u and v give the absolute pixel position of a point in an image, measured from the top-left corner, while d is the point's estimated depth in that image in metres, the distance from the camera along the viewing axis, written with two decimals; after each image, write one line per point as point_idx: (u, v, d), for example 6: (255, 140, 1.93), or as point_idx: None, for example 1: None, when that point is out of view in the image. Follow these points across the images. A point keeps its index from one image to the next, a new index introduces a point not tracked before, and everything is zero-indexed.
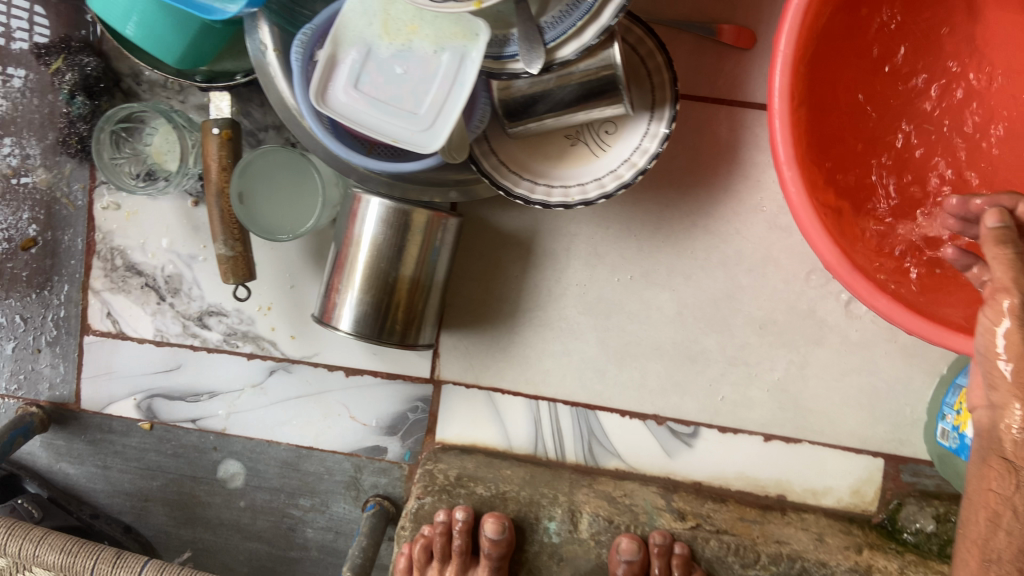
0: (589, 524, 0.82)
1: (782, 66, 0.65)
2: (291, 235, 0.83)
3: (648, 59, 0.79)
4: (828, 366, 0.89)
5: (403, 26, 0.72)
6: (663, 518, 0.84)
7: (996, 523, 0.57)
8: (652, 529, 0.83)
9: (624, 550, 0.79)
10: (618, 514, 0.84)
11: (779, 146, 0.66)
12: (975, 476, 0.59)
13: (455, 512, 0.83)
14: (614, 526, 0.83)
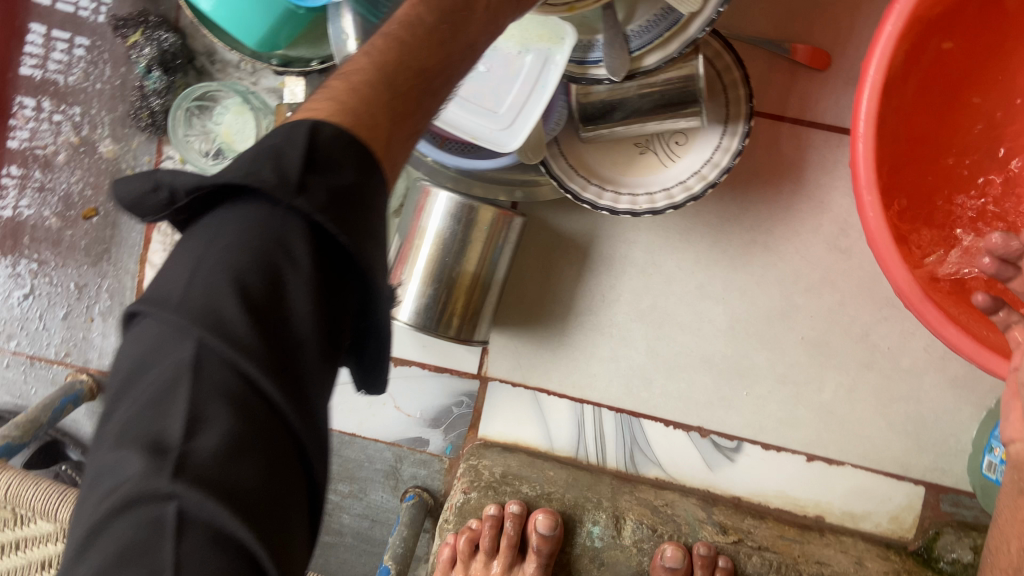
0: (632, 531, 0.84)
1: (869, 93, 0.66)
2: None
3: (725, 74, 0.80)
4: (876, 391, 0.89)
5: None
6: (705, 530, 0.85)
7: None
8: (696, 540, 0.85)
9: (670, 557, 0.81)
10: (661, 523, 0.85)
11: (861, 171, 0.67)
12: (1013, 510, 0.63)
13: (505, 507, 0.86)
14: (658, 535, 0.84)
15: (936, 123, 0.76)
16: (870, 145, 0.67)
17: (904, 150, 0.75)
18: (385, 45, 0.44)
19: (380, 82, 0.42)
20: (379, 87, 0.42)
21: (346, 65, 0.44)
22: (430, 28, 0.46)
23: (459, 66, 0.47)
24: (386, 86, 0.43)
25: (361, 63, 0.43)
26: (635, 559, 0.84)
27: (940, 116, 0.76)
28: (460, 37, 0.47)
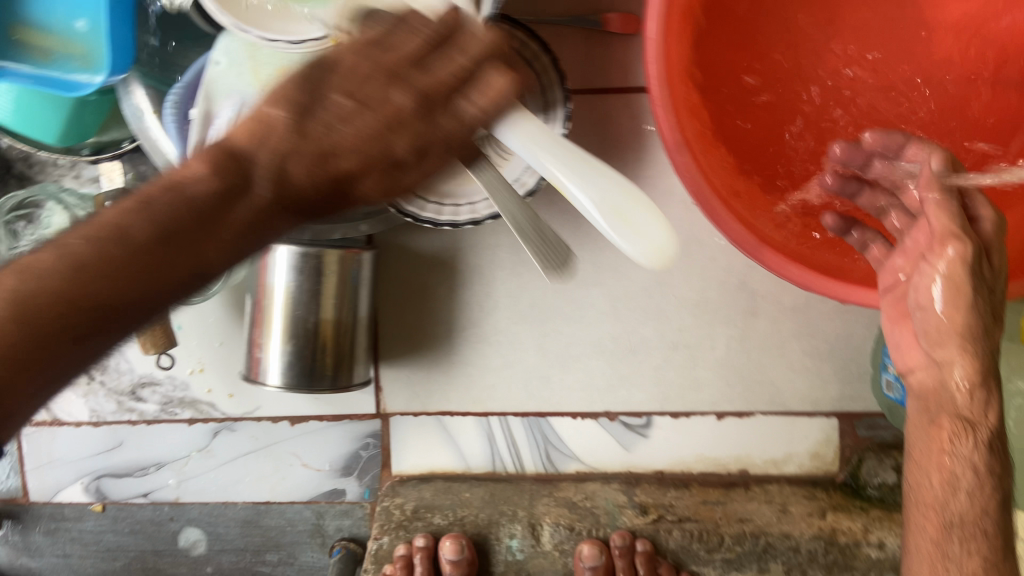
0: (551, 535, 0.90)
1: (653, 50, 0.61)
2: (201, 298, 0.80)
3: (534, 61, 0.78)
4: (768, 336, 0.88)
5: (272, 70, 0.71)
6: (625, 516, 0.91)
7: (955, 486, 0.61)
8: (613, 531, 0.90)
9: (587, 556, 0.87)
10: (578, 520, 0.91)
11: (666, 133, 0.63)
12: (925, 439, 0.63)
13: (414, 542, 0.91)
14: (575, 533, 0.90)
15: (748, 57, 0.72)
16: (671, 110, 0.62)
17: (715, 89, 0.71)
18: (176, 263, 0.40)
19: (47, 317, 0.40)
20: (26, 342, 0.39)
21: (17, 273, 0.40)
22: (136, 249, 0.40)
23: (182, 288, 0.42)
24: (21, 317, 0.39)
25: (53, 256, 0.40)
26: (559, 561, 0.90)
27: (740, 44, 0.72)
28: (188, 260, 0.41)
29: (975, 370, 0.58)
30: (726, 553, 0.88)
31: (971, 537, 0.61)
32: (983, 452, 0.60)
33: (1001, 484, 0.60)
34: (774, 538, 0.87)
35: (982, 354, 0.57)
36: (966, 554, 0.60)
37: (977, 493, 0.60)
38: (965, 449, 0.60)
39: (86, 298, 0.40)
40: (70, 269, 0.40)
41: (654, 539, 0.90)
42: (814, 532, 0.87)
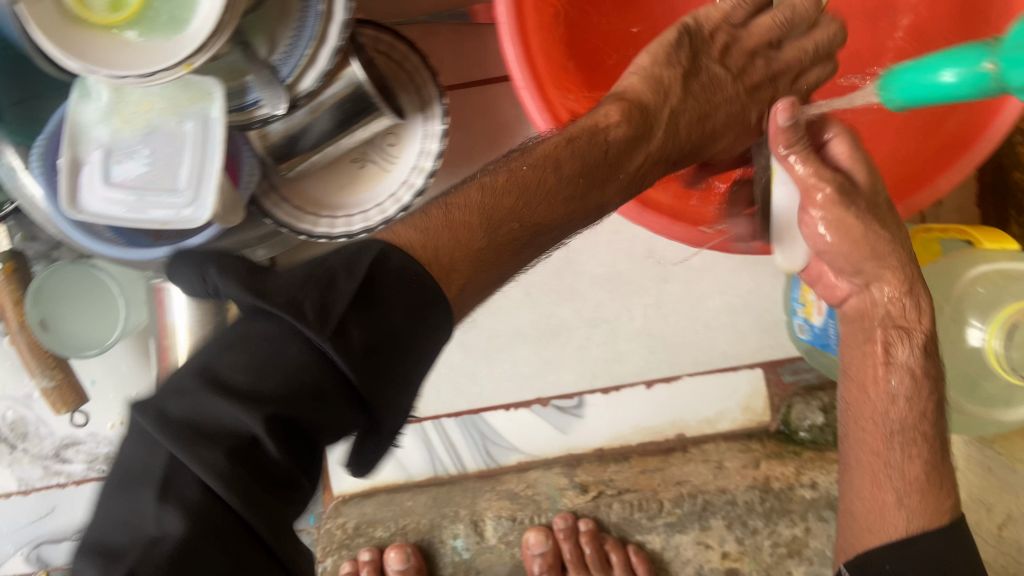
0: (494, 529, 0.90)
1: (510, 38, 0.63)
2: (98, 350, 0.80)
3: (404, 62, 0.77)
4: (682, 298, 0.89)
5: (136, 106, 0.69)
6: (566, 498, 0.91)
7: (895, 393, 0.58)
8: (553, 514, 0.91)
9: (534, 545, 0.89)
10: (520, 509, 0.91)
11: (535, 116, 0.64)
12: (858, 357, 0.60)
13: (360, 557, 0.92)
14: (518, 523, 0.91)
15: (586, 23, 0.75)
16: (536, 96, 0.64)
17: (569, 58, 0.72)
18: (505, 224, 0.54)
19: (488, 236, 0.53)
20: (487, 246, 0.53)
21: (449, 212, 0.54)
22: (576, 167, 0.59)
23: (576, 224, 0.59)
24: (497, 230, 0.54)
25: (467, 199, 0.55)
26: (506, 554, 0.92)
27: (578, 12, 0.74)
28: (589, 199, 0.59)
29: (902, 279, 0.55)
30: (668, 517, 0.88)
31: (912, 442, 0.59)
32: (918, 354, 0.57)
33: (936, 384, 0.58)
34: (711, 495, 0.87)
35: (901, 262, 0.55)
36: (907, 462, 0.59)
37: (915, 397, 0.58)
38: (901, 355, 0.57)
39: (513, 217, 0.55)
40: (534, 188, 0.56)
41: (595, 515, 0.92)
42: (749, 483, 0.87)
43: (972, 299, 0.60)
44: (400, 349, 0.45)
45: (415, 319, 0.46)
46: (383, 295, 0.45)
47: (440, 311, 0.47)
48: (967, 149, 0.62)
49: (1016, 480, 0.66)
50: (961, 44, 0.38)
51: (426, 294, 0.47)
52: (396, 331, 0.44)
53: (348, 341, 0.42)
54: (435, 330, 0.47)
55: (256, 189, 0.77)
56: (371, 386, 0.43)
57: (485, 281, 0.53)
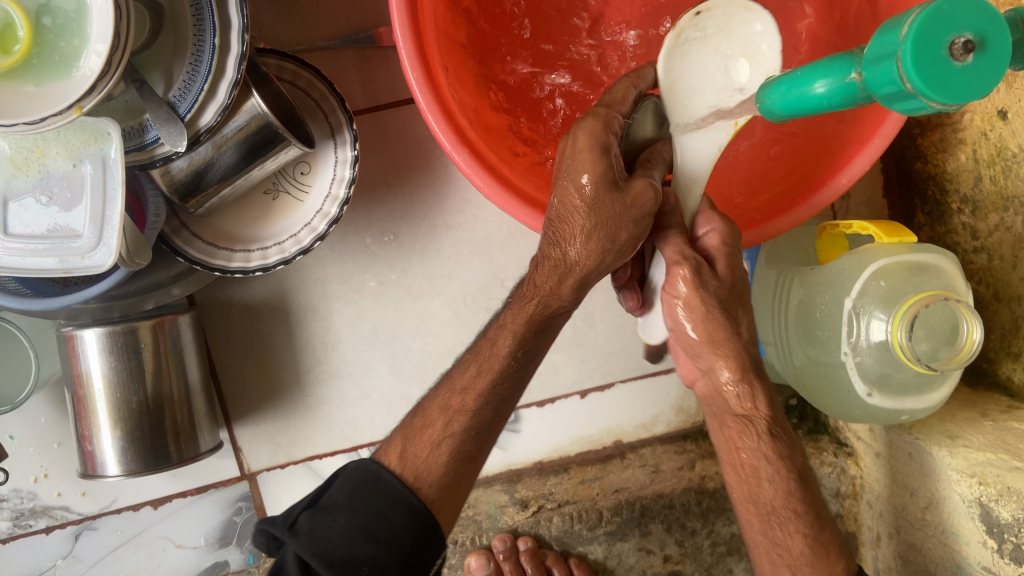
0: None
1: (410, 61, 0.62)
2: (10, 407, 0.76)
3: (311, 90, 0.76)
4: (610, 306, 0.88)
5: (29, 152, 0.67)
6: (507, 514, 0.90)
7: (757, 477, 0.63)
8: (493, 536, 0.92)
9: (475, 569, 0.91)
10: (461, 531, 0.91)
11: (441, 137, 0.64)
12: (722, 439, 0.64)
13: None
14: (460, 545, 0.92)
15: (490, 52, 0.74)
16: (442, 118, 0.63)
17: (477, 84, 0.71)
18: (437, 413, 0.63)
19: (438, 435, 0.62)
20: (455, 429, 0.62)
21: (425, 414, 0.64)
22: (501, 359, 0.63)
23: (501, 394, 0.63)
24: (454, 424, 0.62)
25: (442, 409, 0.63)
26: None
27: (483, 41, 0.73)
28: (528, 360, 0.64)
29: (737, 363, 0.58)
30: (608, 526, 0.89)
31: (789, 519, 0.63)
32: (768, 440, 0.61)
33: (791, 462, 0.62)
34: (648, 500, 0.89)
35: (735, 351, 0.57)
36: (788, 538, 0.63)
37: (776, 478, 0.62)
38: (750, 442, 0.61)
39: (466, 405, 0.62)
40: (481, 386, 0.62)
41: (535, 531, 0.91)
42: (685, 485, 0.89)
43: (873, 293, 0.62)
44: (349, 524, 0.59)
45: (367, 497, 0.60)
46: (335, 491, 0.62)
47: (388, 481, 0.61)
48: (858, 149, 0.63)
49: (932, 463, 0.69)
50: (829, 56, 0.39)
51: (376, 477, 0.62)
52: (344, 512, 0.60)
53: (303, 533, 0.59)
54: (390, 500, 0.60)
55: (165, 227, 0.75)
56: (328, 566, 0.57)
57: (428, 453, 0.62)
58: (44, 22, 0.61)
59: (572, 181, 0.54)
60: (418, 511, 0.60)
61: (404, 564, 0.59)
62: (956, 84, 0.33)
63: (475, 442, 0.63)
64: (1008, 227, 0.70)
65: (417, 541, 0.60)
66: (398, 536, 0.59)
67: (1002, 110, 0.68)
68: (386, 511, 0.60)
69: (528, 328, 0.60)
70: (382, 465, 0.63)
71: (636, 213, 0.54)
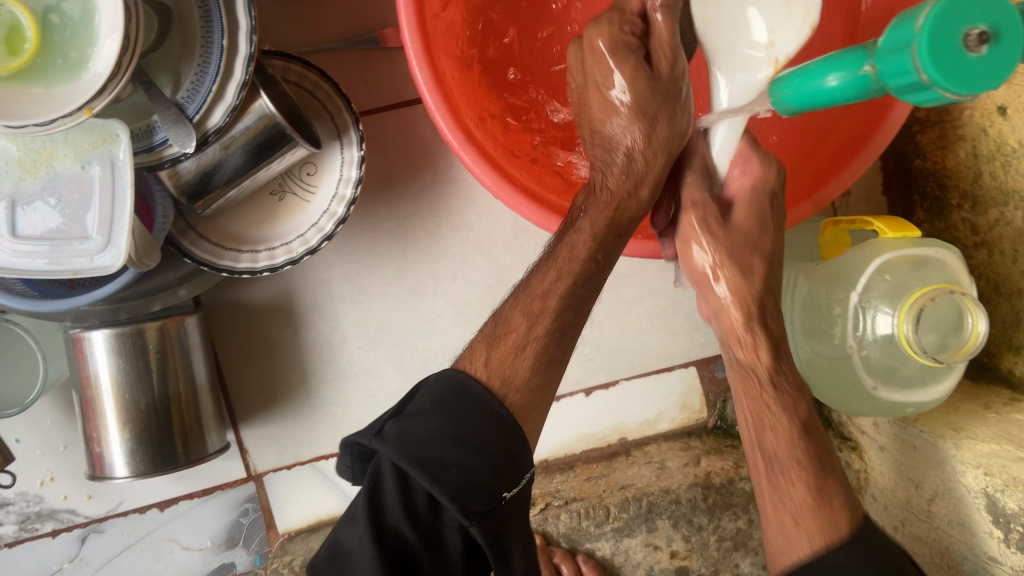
0: None
1: (417, 62, 0.62)
2: (17, 410, 0.76)
3: (317, 91, 0.77)
4: (614, 304, 0.89)
5: (37, 154, 0.67)
6: None
7: (762, 422, 0.61)
8: None
9: None
10: None
11: (449, 137, 0.64)
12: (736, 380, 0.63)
13: None
14: None
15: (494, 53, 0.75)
16: (451, 118, 0.64)
17: (482, 84, 0.72)
18: (520, 318, 0.59)
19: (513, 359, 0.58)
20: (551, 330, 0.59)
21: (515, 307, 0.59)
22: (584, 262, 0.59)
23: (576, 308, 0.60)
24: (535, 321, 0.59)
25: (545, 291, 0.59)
26: None
27: (487, 41, 0.74)
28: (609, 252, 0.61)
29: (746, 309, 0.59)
30: (615, 523, 0.87)
31: (791, 468, 0.60)
32: (772, 390, 0.61)
33: (797, 412, 0.61)
34: (655, 496, 0.88)
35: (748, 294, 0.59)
36: (791, 487, 0.59)
37: (781, 424, 0.60)
38: (757, 391, 0.61)
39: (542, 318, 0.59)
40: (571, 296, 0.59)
41: (542, 529, 0.90)
42: (690, 480, 0.89)
43: (879, 287, 0.63)
44: (439, 429, 0.54)
45: (449, 402, 0.56)
46: (420, 398, 0.57)
47: (473, 390, 0.56)
48: (863, 143, 0.64)
49: (937, 455, 0.70)
50: (842, 50, 0.40)
51: (461, 386, 0.57)
52: (428, 416, 0.55)
53: (388, 436, 0.55)
54: (478, 408, 0.56)
55: (172, 228, 0.75)
56: (417, 467, 0.52)
57: (511, 361, 0.58)
58: (54, 27, 0.61)
59: (605, 89, 0.57)
60: (506, 421, 0.56)
61: (497, 475, 0.54)
62: (971, 77, 0.34)
63: (559, 344, 0.60)
64: (1008, 222, 0.71)
65: (509, 451, 0.55)
66: (489, 444, 0.54)
67: (1002, 106, 0.69)
68: (475, 419, 0.55)
69: (604, 230, 0.59)
70: (467, 374, 0.58)
71: (679, 86, 0.56)
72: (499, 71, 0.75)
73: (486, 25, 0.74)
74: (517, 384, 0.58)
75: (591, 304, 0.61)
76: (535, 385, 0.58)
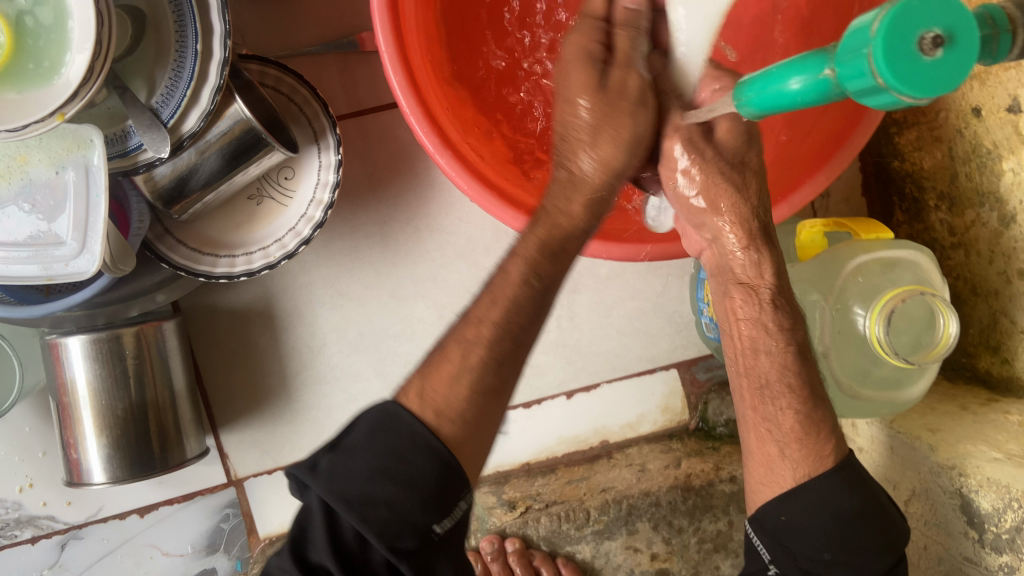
0: None
1: (392, 65, 0.62)
2: None
3: (294, 95, 0.77)
4: (595, 306, 0.89)
5: (11, 160, 0.67)
6: (495, 515, 0.90)
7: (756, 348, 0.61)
8: (482, 538, 0.93)
9: None
10: None
11: (423, 140, 0.64)
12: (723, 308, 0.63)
13: None
14: None
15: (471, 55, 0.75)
16: (426, 122, 0.64)
17: (457, 87, 0.72)
18: (455, 356, 0.55)
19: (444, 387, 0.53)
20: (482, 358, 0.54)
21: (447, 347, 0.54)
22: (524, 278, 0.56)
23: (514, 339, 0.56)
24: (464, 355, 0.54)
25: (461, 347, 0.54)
26: None
27: (463, 44, 0.74)
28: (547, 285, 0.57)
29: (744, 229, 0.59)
30: (595, 525, 0.90)
31: (782, 393, 0.61)
32: (768, 310, 0.60)
33: (794, 334, 0.60)
34: (635, 499, 0.89)
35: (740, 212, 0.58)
36: (780, 412, 0.61)
37: (776, 351, 0.60)
38: (752, 312, 0.60)
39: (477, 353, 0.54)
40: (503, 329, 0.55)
41: (522, 532, 0.92)
42: (671, 482, 0.89)
43: (852, 288, 0.63)
44: (368, 465, 0.50)
45: (384, 438, 0.51)
46: (352, 429, 0.53)
47: (408, 422, 0.52)
48: (840, 141, 0.64)
49: (913, 455, 0.70)
50: (804, 53, 0.40)
51: (394, 416, 0.52)
52: (361, 451, 0.51)
53: (317, 471, 0.50)
54: (412, 442, 0.51)
55: (149, 233, 0.75)
56: (347, 506, 0.48)
57: (447, 390, 0.53)
58: (27, 31, 0.61)
59: (567, 96, 0.56)
60: (441, 454, 0.51)
61: (431, 511, 0.50)
62: (926, 79, 0.34)
63: (497, 373, 0.55)
64: (984, 223, 0.72)
65: (444, 486, 0.51)
66: (422, 479, 0.50)
67: (975, 108, 0.69)
68: (408, 452, 0.51)
69: (539, 255, 0.56)
70: (402, 405, 0.53)
71: (633, 92, 0.56)
72: (475, 73, 0.75)
73: (462, 28, 0.74)
74: (451, 415, 0.53)
75: (530, 347, 0.57)
76: (472, 417, 0.53)
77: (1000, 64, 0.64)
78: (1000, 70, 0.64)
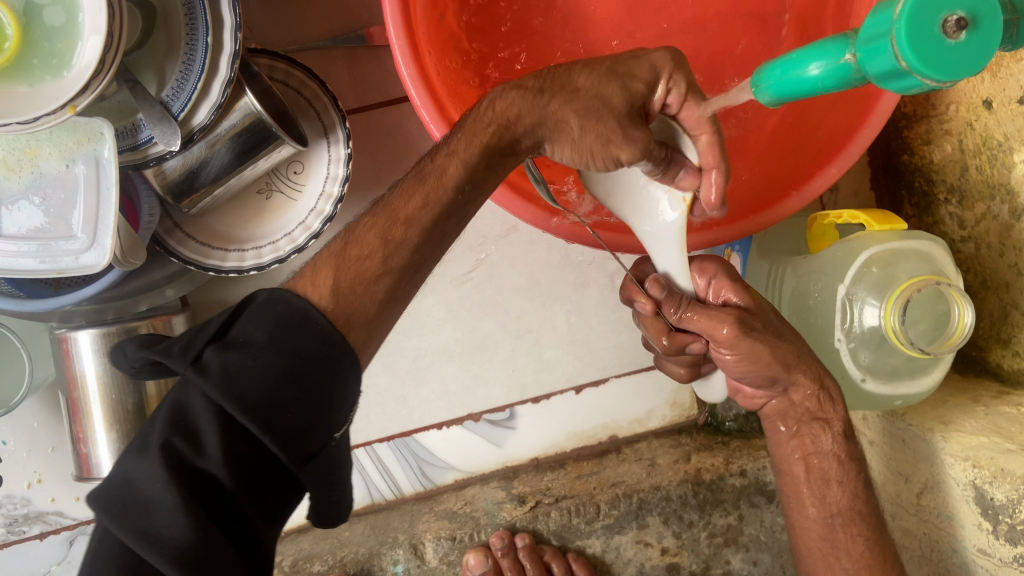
0: (434, 550, 0.87)
1: (402, 57, 0.62)
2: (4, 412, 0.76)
3: (303, 89, 0.77)
4: (603, 301, 0.89)
5: (22, 153, 0.66)
6: (505, 510, 0.90)
7: (828, 479, 0.66)
8: (490, 533, 0.90)
9: (474, 566, 0.88)
10: (458, 528, 0.89)
11: (433, 132, 0.64)
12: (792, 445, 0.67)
13: None
14: (457, 541, 0.88)
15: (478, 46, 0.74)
16: (435, 112, 0.63)
17: (466, 80, 0.72)
18: (374, 238, 0.54)
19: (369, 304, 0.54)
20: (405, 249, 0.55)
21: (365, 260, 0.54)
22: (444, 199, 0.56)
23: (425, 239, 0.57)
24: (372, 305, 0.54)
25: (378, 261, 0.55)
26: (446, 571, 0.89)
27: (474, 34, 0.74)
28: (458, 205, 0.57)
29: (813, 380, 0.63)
30: (605, 520, 0.89)
31: (851, 522, 0.66)
32: (842, 441, 0.66)
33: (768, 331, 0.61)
34: (645, 493, 0.88)
35: (812, 365, 0.63)
36: (851, 542, 0.65)
37: (846, 479, 0.66)
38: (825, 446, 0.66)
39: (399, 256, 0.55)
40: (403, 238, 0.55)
41: (533, 526, 0.91)
42: (681, 477, 0.89)
43: (866, 279, 0.63)
44: (271, 366, 0.46)
45: (289, 337, 0.48)
46: (247, 322, 0.48)
47: (318, 320, 0.49)
48: (851, 133, 0.64)
49: (927, 449, 0.70)
50: (822, 39, 0.41)
51: (302, 313, 0.49)
52: (262, 351, 0.47)
53: (207, 369, 0.46)
54: (318, 342, 0.48)
55: (158, 228, 0.75)
56: (245, 411, 0.44)
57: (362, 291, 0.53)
58: (37, 24, 0.61)
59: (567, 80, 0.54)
60: (346, 351, 0.49)
61: (333, 414, 0.48)
62: (949, 61, 0.34)
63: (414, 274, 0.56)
64: (994, 216, 0.71)
65: (344, 390, 0.49)
66: (325, 383, 0.48)
67: (987, 100, 0.69)
68: (308, 350, 0.48)
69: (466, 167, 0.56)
70: (311, 303, 0.50)
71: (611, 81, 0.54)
72: (483, 62, 0.74)
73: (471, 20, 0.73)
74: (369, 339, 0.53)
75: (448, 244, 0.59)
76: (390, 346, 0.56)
77: (1011, 57, 0.64)
78: (1011, 62, 0.64)
